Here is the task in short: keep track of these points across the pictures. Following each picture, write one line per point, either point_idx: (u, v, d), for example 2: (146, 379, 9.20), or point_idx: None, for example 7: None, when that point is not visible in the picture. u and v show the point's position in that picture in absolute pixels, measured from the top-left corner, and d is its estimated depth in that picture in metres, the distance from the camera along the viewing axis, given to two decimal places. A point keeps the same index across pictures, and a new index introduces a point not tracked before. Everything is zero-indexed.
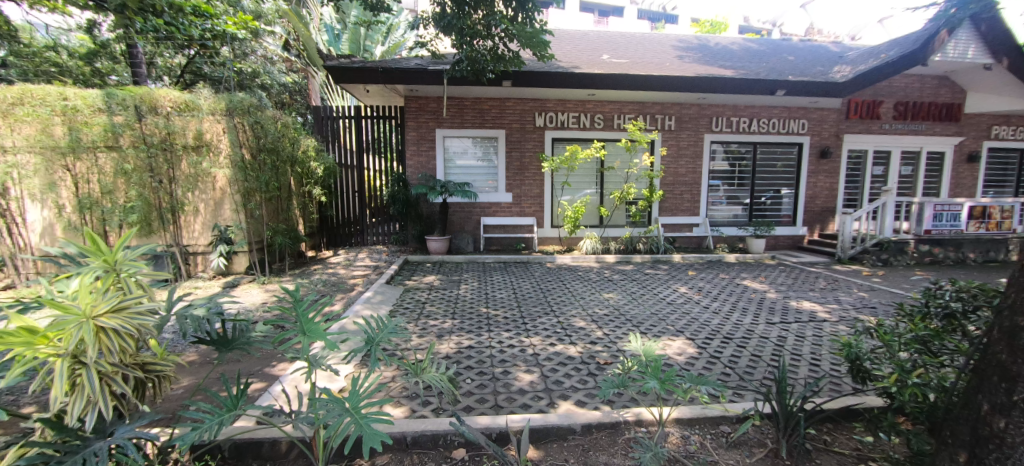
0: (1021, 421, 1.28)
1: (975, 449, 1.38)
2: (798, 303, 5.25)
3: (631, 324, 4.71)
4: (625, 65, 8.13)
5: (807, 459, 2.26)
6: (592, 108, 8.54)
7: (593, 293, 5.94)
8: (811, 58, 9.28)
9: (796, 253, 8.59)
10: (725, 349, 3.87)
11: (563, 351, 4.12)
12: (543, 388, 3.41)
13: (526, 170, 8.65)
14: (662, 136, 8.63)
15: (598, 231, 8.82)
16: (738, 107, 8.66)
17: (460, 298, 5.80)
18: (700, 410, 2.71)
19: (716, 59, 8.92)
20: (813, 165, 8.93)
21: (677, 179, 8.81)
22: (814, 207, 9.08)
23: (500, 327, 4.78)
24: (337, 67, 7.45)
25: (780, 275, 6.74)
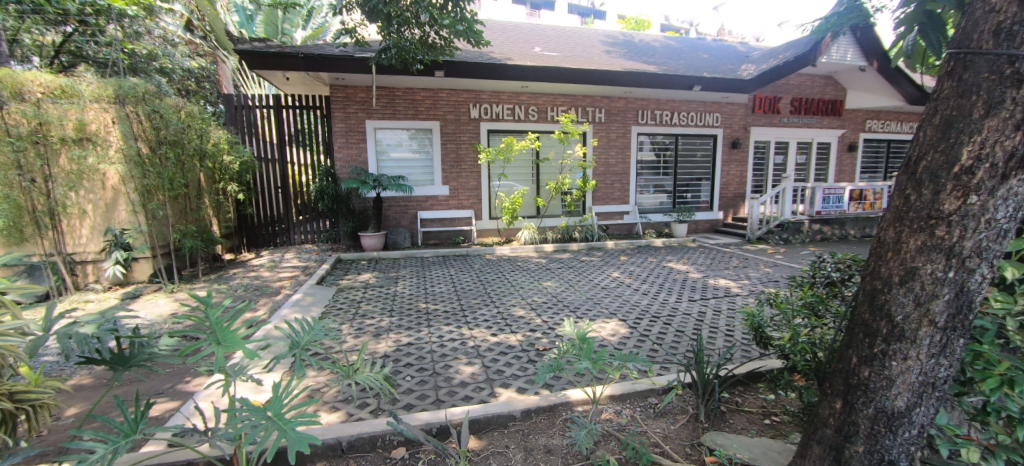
0: (882, 370, 1.36)
1: (847, 397, 1.46)
2: (715, 281, 5.77)
3: (568, 309, 4.88)
4: (556, 58, 8.30)
5: (721, 421, 2.50)
6: (526, 100, 8.63)
7: (532, 282, 6.07)
8: (722, 57, 10.13)
9: (714, 236, 9.42)
10: (653, 327, 4.15)
11: (504, 340, 4.18)
12: (484, 378, 3.43)
13: (463, 162, 8.57)
14: (593, 128, 8.95)
15: (536, 221, 8.99)
16: (661, 101, 9.22)
17: (397, 295, 5.63)
18: (631, 385, 2.90)
19: (641, 55, 9.41)
20: (726, 155, 9.79)
21: (609, 169, 9.22)
22: (728, 193, 9.98)
23: (441, 322, 4.72)
24: (250, 51, 6.82)
25: (700, 257, 7.35)
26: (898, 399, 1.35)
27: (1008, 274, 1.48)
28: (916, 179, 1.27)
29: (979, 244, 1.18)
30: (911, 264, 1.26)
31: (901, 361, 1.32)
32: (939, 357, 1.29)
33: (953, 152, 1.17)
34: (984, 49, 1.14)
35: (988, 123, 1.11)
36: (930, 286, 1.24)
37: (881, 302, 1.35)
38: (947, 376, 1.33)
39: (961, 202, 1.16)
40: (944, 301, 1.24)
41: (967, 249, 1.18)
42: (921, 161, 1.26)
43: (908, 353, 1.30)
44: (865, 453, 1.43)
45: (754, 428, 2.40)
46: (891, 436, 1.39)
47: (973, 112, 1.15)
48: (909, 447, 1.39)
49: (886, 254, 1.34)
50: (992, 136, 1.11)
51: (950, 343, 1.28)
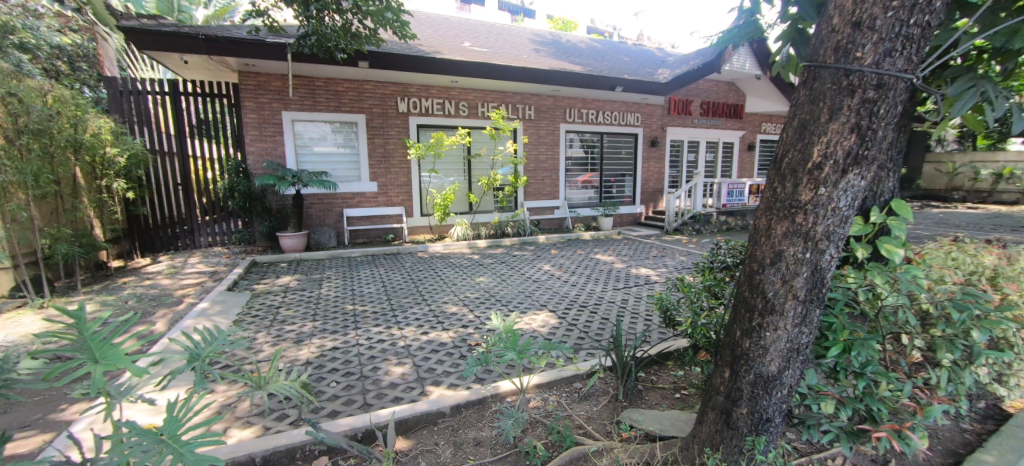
0: (759, 341, 1.55)
1: (734, 366, 1.65)
2: (637, 270, 6.19)
3: (500, 303, 4.96)
4: (486, 54, 8.31)
5: (638, 398, 2.70)
6: (456, 95, 8.54)
7: (465, 278, 6.06)
8: (641, 60, 10.84)
9: (636, 229, 10.09)
10: (581, 316, 4.36)
11: (436, 338, 4.13)
12: (415, 377, 3.37)
13: (391, 157, 8.27)
14: (523, 124, 9.12)
15: (469, 217, 8.96)
16: (587, 100, 9.63)
17: (321, 298, 5.30)
18: (557, 373, 3.03)
19: (568, 55, 9.74)
20: (646, 152, 10.49)
21: (539, 165, 9.45)
22: (648, 188, 10.72)
23: (369, 323, 4.54)
24: (138, 29, 5.98)
25: (624, 248, 7.83)
26: (771, 365, 1.55)
27: (861, 254, 1.86)
28: (780, 173, 1.45)
29: (827, 229, 1.38)
30: (779, 247, 1.45)
31: (773, 332, 1.52)
32: (801, 326, 1.50)
33: (806, 151, 1.36)
34: (827, 62, 1.30)
35: (831, 126, 1.30)
36: (794, 265, 1.43)
37: (757, 281, 1.53)
38: (808, 342, 1.55)
39: (814, 193, 1.36)
40: (804, 278, 1.44)
41: (819, 232, 1.38)
42: (784, 157, 1.43)
43: (778, 324, 1.50)
44: (748, 414, 1.63)
45: (665, 403, 2.63)
46: (767, 397, 1.60)
47: (820, 116, 1.33)
48: (782, 404, 1.62)
49: (760, 238, 1.52)
50: (834, 138, 1.30)
51: (810, 314, 1.50)
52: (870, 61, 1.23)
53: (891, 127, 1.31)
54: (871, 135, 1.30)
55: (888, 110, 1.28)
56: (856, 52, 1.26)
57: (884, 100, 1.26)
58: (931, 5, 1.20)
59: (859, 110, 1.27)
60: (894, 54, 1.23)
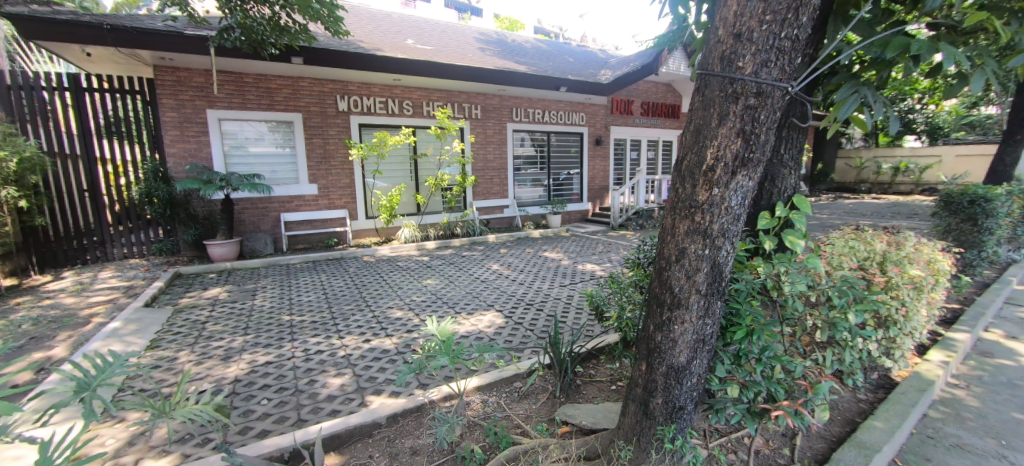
0: (670, 333, 1.62)
1: (649, 360, 1.72)
2: (583, 266, 6.37)
3: (447, 305, 4.90)
4: (429, 52, 8.16)
5: (575, 392, 2.78)
6: (399, 93, 8.33)
7: (412, 281, 5.94)
8: (585, 61, 11.14)
9: (584, 225, 10.36)
10: (527, 315, 4.41)
11: (379, 345, 4.00)
12: (354, 388, 3.25)
13: (332, 158, 7.92)
14: (470, 123, 9.06)
15: (416, 218, 8.79)
16: (532, 100, 9.74)
17: (254, 310, 4.97)
18: (498, 374, 3.05)
19: (513, 55, 9.80)
20: (591, 151, 10.79)
21: (487, 165, 9.44)
22: (595, 186, 11.03)
23: (308, 334, 4.32)
24: (25, 16, 5.27)
25: (571, 245, 8.02)
26: (680, 356, 1.64)
27: (767, 246, 2.06)
28: (681, 175, 1.52)
29: (722, 227, 1.48)
30: (682, 245, 1.53)
31: (680, 325, 1.60)
32: (705, 318, 1.60)
33: (701, 154, 1.44)
34: (714, 71, 1.39)
35: (720, 130, 1.38)
36: (695, 262, 1.52)
37: (666, 278, 1.60)
38: (712, 332, 1.65)
39: (709, 194, 1.44)
40: (704, 273, 1.53)
41: (716, 230, 1.47)
42: (683, 160, 1.50)
43: (684, 317, 1.59)
44: (663, 404, 1.71)
45: (601, 395, 2.71)
46: (678, 386, 1.69)
47: (711, 121, 1.41)
48: (692, 392, 1.71)
49: (666, 237, 1.59)
50: (723, 141, 1.39)
51: (711, 306, 1.60)
52: (750, 70, 1.32)
53: (773, 131, 1.42)
54: (754, 139, 1.40)
55: (768, 116, 1.38)
56: (738, 62, 1.35)
57: (764, 107, 1.36)
58: (798, 20, 1.32)
59: (743, 116, 1.37)
60: (770, 65, 1.33)
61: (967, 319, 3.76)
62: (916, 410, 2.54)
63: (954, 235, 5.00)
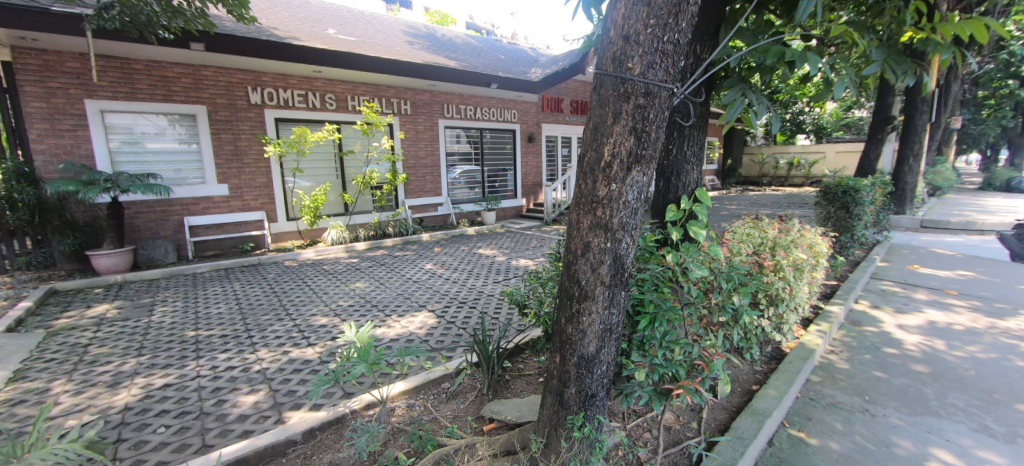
0: (580, 324, 1.68)
1: (563, 352, 1.76)
2: (516, 261, 6.46)
3: (376, 308, 4.70)
4: (352, 43, 7.75)
5: (503, 387, 2.80)
6: (320, 86, 7.83)
7: (339, 285, 5.62)
8: (516, 59, 11.24)
9: (519, 221, 10.51)
10: (460, 313, 4.37)
11: (300, 356, 3.74)
12: (270, 404, 3.00)
13: (244, 155, 7.23)
14: (399, 119, 8.77)
15: (344, 219, 8.34)
16: (464, 96, 9.65)
17: (151, 327, 4.41)
18: (425, 376, 2.99)
19: (442, 49, 9.63)
20: (524, 147, 10.94)
21: (419, 162, 9.21)
22: (528, 182, 11.21)
23: (216, 349, 3.92)
24: None
25: (505, 241, 8.09)
26: (589, 346, 1.71)
27: (674, 237, 2.20)
28: (583, 171, 1.57)
29: (621, 220, 1.55)
30: (586, 240, 1.58)
31: (588, 316, 1.66)
32: (611, 308, 1.67)
33: (599, 151, 1.49)
34: (607, 71, 1.45)
35: (615, 128, 1.45)
36: (599, 255, 1.58)
37: (573, 271, 1.66)
38: (618, 322, 1.74)
39: (608, 189, 1.50)
40: (608, 265, 1.59)
41: (616, 224, 1.54)
42: (585, 156, 1.55)
43: (591, 308, 1.65)
44: (577, 392, 1.77)
45: (528, 388, 2.76)
46: (589, 375, 1.76)
47: (607, 119, 1.47)
48: (603, 379, 1.79)
49: (572, 232, 1.64)
50: (618, 139, 1.45)
51: (616, 296, 1.67)
52: (638, 72, 1.40)
53: (662, 130, 1.51)
54: (646, 137, 1.48)
55: (657, 115, 1.47)
56: (628, 63, 1.42)
57: (652, 106, 1.44)
58: (678, 25, 1.41)
59: (634, 114, 1.44)
60: (655, 66, 1.41)
61: (841, 294, 4.35)
62: (799, 377, 2.88)
63: (832, 220, 5.76)
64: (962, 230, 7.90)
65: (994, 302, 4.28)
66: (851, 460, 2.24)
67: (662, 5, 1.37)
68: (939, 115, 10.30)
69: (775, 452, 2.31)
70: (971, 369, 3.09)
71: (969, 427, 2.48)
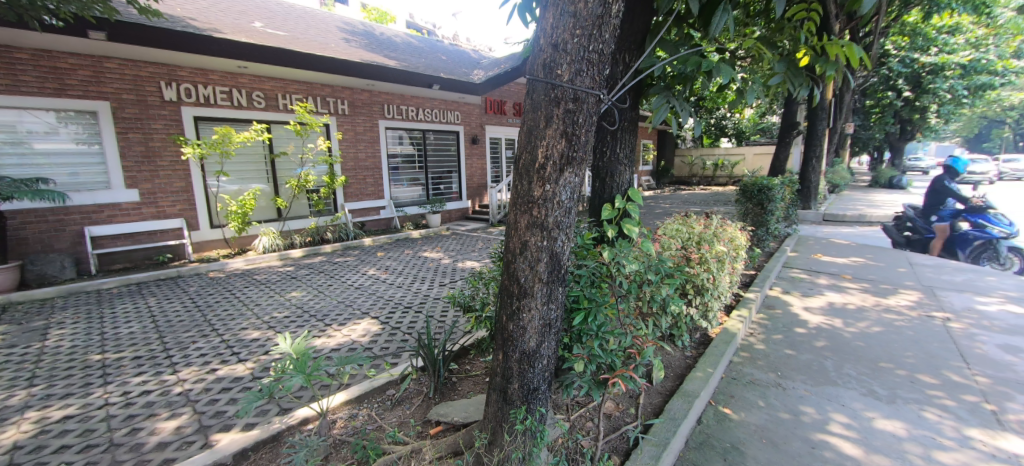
0: (520, 321, 1.73)
1: (505, 348, 1.80)
2: (462, 264, 6.43)
3: (314, 318, 4.47)
4: (282, 38, 7.28)
5: (450, 390, 2.79)
6: (246, 83, 7.29)
7: (273, 296, 5.26)
8: (458, 60, 11.18)
9: (465, 223, 10.46)
10: (405, 318, 4.28)
11: (229, 374, 3.46)
12: (195, 428, 2.75)
13: (158, 157, 6.54)
14: (335, 119, 8.39)
15: (277, 225, 7.83)
16: (405, 96, 9.44)
17: (43, 353, 3.85)
18: (369, 384, 2.91)
19: (381, 48, 9.36)
20: (468, 149, 10.92)
21: (358, 164, 8.87)
22: (473, 184, 11.21)
23: (129, 373, 3.51)
24: None
25: (451, 244, 8.03)
26: (529, 342, 1.76)
27: (610, 234, 2.33)
28: (519, 173, 1.62)
29: (556, 219, 1.62)
30: (524, 239, 1.63)
31: (528, 313, 1.71)
32: (549, 303, 1.73)
33: (534, 153, 1.55)
34: (539, 77, 1.51)
35: (548, 131, 1.51)
36: (536, 253, 1.63)
37: (512, 270, 1.70)
38: (556, 316, 1.80)
39: (542, 189, 1.57)
40: (545, 263, 1.65)
41: (551, 223, 1.61)
42: (521, 158, 1.60)
43: (530, 304, 1.70)
44: (519, 387, 1.82)
45: (475, 389, 2.78)
46: (531, 370, 1.81)
47: (539, 124, 1.53)
48: (544, 373, 1.85)
49: (511, 232, 1.68)
50: (550, 142, 1.52)
51: (554, 292, 1.73)
52: (567, 78, 1.47)
53: (591, 133, 1.60)
54: (576, 139, 1.56)
55: (586, 119, 1.55)
56: (557, 70, 1.49)
57: (581, 111, 1.52)
58: (602, 36, 1.50)
59: (564, 119, 1.51)
60: (582, 74, 1.49)
61: (757, 282, 4.81)
62: (723, 359, 3.16)
63: (750, 216, 6.34)
64: (855, 223, 9.05)
65: (879, 283, 4.96)
66: (767, 430, 2.49)
67: (587, 16, 1.45)
68: (836, 121, 11.68)
69: (703, 429, 2.52)
70: (862, 342, 3.57)
71: (860, 392, 2.86)
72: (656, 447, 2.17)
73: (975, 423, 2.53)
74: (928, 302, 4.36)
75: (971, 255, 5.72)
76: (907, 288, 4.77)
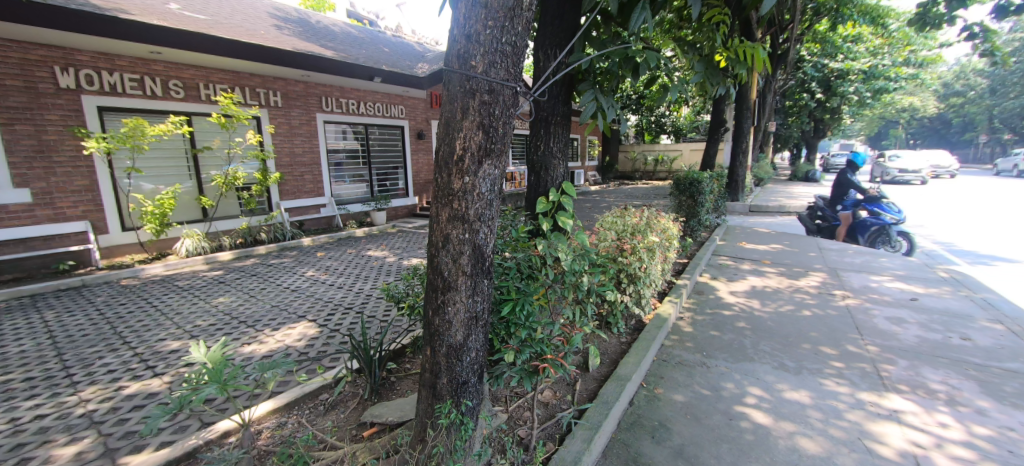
0: (445, 315, 1.71)
1: (433, 343, 1.79)
2: (407, 261, 6.30)
3: (243, 324, 4.17)
4: (202, 22, 6.68)
5: (387, 391, 2.72)
6: (161, 70, 6.63)
7: (196, 302, 4.85)
8: (401, 52, 10.86)
9: (412, 220, 10.24)
10: (344, 320, 4.12)
11: (142, 390, 3.15)
12: (100, 453, 2.47)
13: (54, 152, 5.79)
14: (267, 112, 7.87)
15: (202, 226, 7.22)
16: (344, 89, 9.04)
17: None
18: (299, 390, 2.77)
19: (317, 37, 8.87)
20: (414, 144, 10.68)
21: (295, 159, 8.38)
22: (420, 180, 10.98)
23: (17, 397, 3.08)
24: None
25: (397, 241, 7.84)
26: (456, 335, 1.75)
27: (544, 227, 2.36)
28: (438, 165, 1.61)
29: (477, 211, 1.61)
30: (446, 232, 1.61)
31: (453, 306, 1.70)
32: (474, 296, 1.73)
33: (452, 145, 1.54)
34: (454, 68, 1.51)
35: (464, 123, 1.51)
36: (458, 246, 1.62)
37: (436, 263, 1.68)
38: (483, 309, 1.80)
39: (462, 182, 1.55)
40: (468, 256, 1.64)
41: (472, 215, 1.60)
42: (439, 150, 1.59)
43: (454, 298, 1.69)
44: (447, 382, 1.81)
45: (413, 387, 2.73)
46: (459, 364, 1.80)
47: (455, 115, 1.53)
48: (473, 366, 1.84)
49: (433, 225, 1.66)
50: (467, 134, 1.52)
51: (479, 284, 1.73)
52: (481, 69, 1.47)
53: (509, 125, 1.61)
54: (494, 131, 1.57)
55: (503, 112, 1.56)
56: (471, 61, 1.48)
57: (497, 103, 1.53)
58: (515, 29, 1.52)
59: (480, 110, 1.51)
60: (496, 66, 1.49)
61: (689, 269, 5.13)
62: (655, 343, 3.32)
63: (683, 208, 6.73)
64: (777, 213, 9.90)
65: (793, 267, 5.46)
66: (692, 406, 2.67)
67: (498, 8, 1.46)
68: (760, 119, 12.66)
69: (634, 410, 2.64)
70: (776, 321, 3.92)
71: (773, 366, 3.14)
72: (589, 430, 2.24)
73: (865, 386, 2.86)
74: (832, 281, 4.87)
75: (869, 239, 6.42)
76: (816, 270, 5.30)
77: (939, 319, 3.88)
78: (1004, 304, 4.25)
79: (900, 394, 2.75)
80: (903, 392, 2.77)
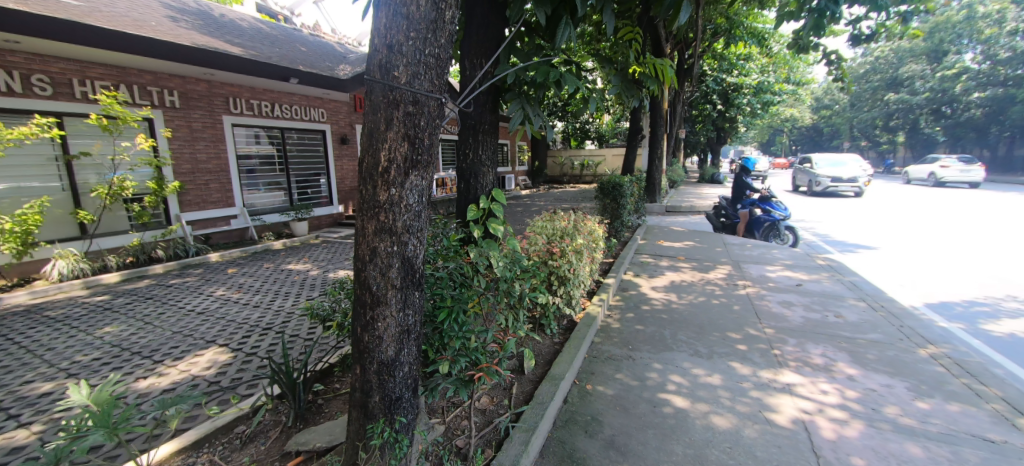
0: (375, 330, 1.66)
1: (363, 361, 1.72)
2: (334, 274, 5.98)
3: (138, 355, 3.65)
4: (75, 8, 5.76)
5: (313, 415, 2.55)
6: (19, 62, 5.59)
7: (73, 335, 4.14)
8: (320, 52, 10.25)
9: (337, 230, 9.68)
10: (262, 342, 3.78)
11: (2, 446, 2.61)
12: None
13: None
14: (162, 113, 6.98)
15: (80, 244, 6.19)
16: (256, 89, 8.32)
17: None
18: (209, 425, 2.49)
19: (222, 32, 8.06)
20: (337, 150, 10.13)
21: (197, 166, 7.53)
22: (345, 187, 10.42)
23: None
24: None
25: (321, 253, 7.37)
26: (387, 350, 1.70)
27: (475, 234, 2.38)
28: (362, 177, 1.56)
29: (406, 223, 1.58)
30: (373, 245, 1.56)
31: (382, 321, 1.65)
32: (405, 309, 1.69)
33: (376, 156, 1.50)
34: (376, 78, 1.47)
35: (389, 135, 1.48)
36: (386, 259, 1.58)
37: (363, 276, 1.61)
38: (414, 321, 1.77)
39: (388, 193, 1.52)
40: (397, 268, 1.61)
41: (400, 227, 1.57)
42: (364, 162, 1.54)
43: (384, 313, 1.64)
44: (380, 400, 1.75)
45: (342, 408, 2.59)
46: (392, 380, 1.75)
47: (379, 126, 1.49)
48: (407, 380, 1.80)
49: (360, 238, 1.60)
50: (392, 145, 1.49)
51: (409, 297, 1.69)
52: (404, 80, 1.46)
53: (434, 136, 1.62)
54: (420, 143, 1.56)
55: (427, 122, 1.56)
56: (394, 72, 1.46)
57: (422, 114, 1.52)
58: (437, 41, 1.53)
59: (405, 122, 1.49)
60: (420, 77, 1.49)
61: (614, 269, 5.44)
62: (585, 341, 3.48)
63: (608, 210, 7.14)
64: (688, 212, 10.94)
65: (703, 262, 6.05)
66: (621, 398, 2.85)
67: (420, 20, 1.46)
68: (671, 127, 13.87)
69: (569, 407, 2.76)
70: (691, 311, 4.32)
71: (689, 353, 3.46)
72: (526, 432, 2.29)
73: (764, 365, 3.26)
74: (735, 273, 5.47)
75: (763, 233, 7.30)
76: (722, 264, 5.91)
77: (818, 300, 4.56)
78: (864, 285, 5.08)
79: (791, 369, 3.18)
80: (793, 366, 3.21)
